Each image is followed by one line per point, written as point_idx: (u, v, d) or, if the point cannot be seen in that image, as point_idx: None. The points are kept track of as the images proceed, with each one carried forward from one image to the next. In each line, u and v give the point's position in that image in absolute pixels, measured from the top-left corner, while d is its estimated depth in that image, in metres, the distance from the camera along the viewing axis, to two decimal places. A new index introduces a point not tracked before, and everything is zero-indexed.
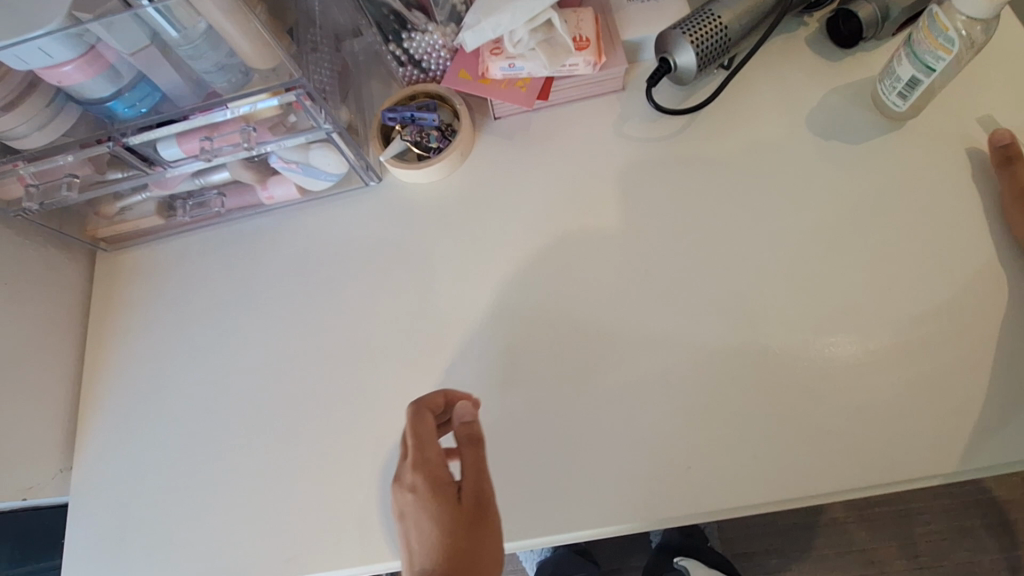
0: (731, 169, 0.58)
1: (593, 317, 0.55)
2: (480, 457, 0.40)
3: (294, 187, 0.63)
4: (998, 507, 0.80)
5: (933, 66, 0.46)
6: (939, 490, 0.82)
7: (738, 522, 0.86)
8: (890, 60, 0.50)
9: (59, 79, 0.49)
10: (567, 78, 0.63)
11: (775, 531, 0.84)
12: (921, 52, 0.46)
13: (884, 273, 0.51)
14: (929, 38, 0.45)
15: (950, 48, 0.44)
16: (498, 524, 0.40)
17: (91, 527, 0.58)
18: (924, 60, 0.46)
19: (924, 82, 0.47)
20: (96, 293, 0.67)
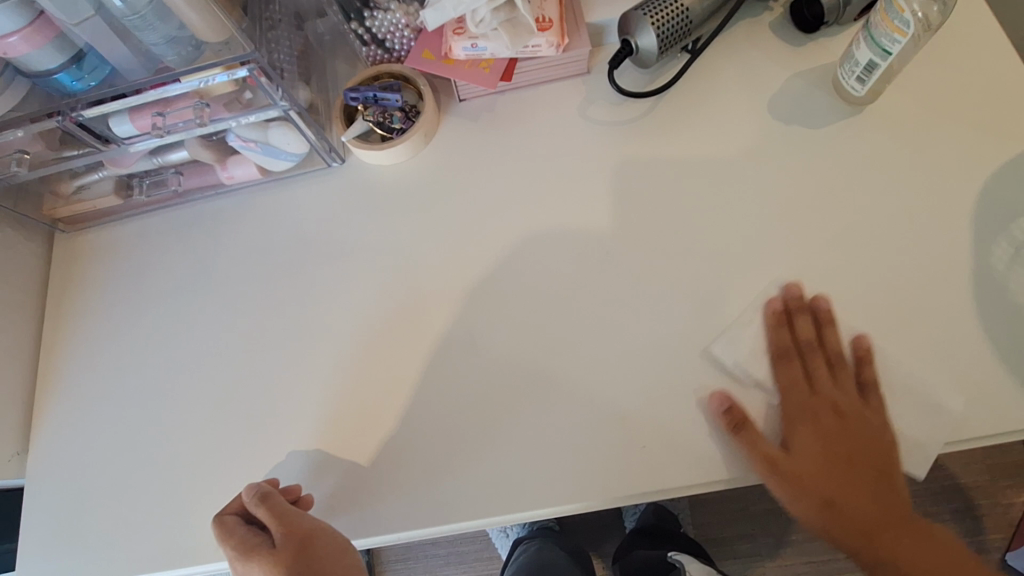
0: (697, 159, 0.64)
1: (556, 305, 0.61)
2: (270, 516, 0.53)
3: (254, 167, 0.65)
4: (965, 494, 0.97)
5: (889, 50, 0.55)
6: (911, 481, 0.99)
7: (711, 510, 1.04)
8: (850, 47, 0.60)
9: (3, 51, 0.49)
10: (532, 60, 0.64)
11: (746, 517, 1.02)
12: (881, 36, 0.55)
13: (813, 255, 0.58)
14: (887, 21, 0.53)
15: (904, 30, 0.53)
16: (320, 548, 0.53)
17: (55, 498, 0.62)
18: (881, 43, 0.55)
19: (881, 64, 0.57)
20: (57, 274, 0.70)
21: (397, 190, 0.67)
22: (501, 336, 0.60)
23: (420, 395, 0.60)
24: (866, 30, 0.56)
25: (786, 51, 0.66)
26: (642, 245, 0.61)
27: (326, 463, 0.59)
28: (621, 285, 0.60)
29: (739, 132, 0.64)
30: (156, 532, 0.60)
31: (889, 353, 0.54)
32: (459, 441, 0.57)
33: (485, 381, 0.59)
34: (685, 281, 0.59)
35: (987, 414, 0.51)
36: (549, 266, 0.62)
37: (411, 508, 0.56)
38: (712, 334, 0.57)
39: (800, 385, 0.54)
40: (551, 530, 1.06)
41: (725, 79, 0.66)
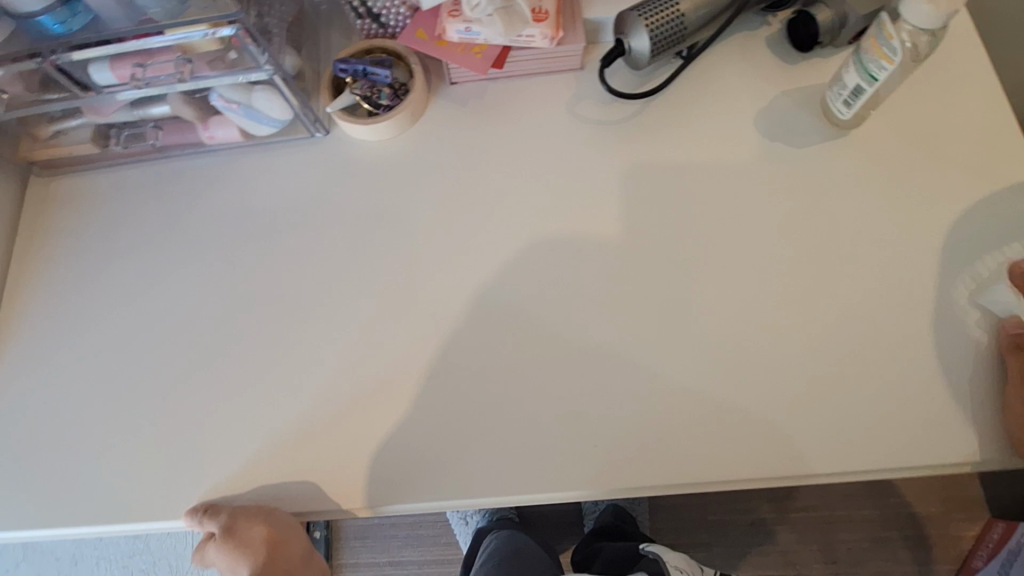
0: (678, 166, 0.64)
1: (525, 297, 0.61)
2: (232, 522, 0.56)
3: (236, 130, 0.64)
4: (918, 523, 0.99)
5: (875, 76, 0.56)
6: (866, 506, 1.01)
7: (671, 517, 1.05)
8: (840, 70, 0.60)
9: None
10: (525, 50, 0.64)
11: (704, 526, 1.04)
12: (869, 62, 0.55)
13: (780, 271, 0.59)
14: (877, 47, 0.54)
15: (892, 58, 0.53)
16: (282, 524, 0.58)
17: (7, 445, 0.62)
18: (869, 68, 0.55)
19: (868, 90, 0.57)
20: (28, 218, 0.69)
21: (380, 167, 0.67)
22: (467, 323, 0.61)
23: (381, 373, 0.60)
24: (856, 54, 0.57)
25: (778, 68, 0.66)
26: (617, 247, 0.62)
27: (281, 433, 0.59)
28: (591, 284, 0.61)
29: (724, 144, 0.64)
30: (102, 484, 0.60)
31: (847, 375, 0.55)
32: (416, 423, 0.58)
33: (448, 366, 0.59)
34: (655, 287, 0.60)
35: (928, 444, 0.53)
36: (522, 259, 0.62)
37: (362, 484, 0.57)
38: (675, 340, 0.58)
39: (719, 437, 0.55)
40: (511, 520, 1.08)
41: (717, 89, 0.66)
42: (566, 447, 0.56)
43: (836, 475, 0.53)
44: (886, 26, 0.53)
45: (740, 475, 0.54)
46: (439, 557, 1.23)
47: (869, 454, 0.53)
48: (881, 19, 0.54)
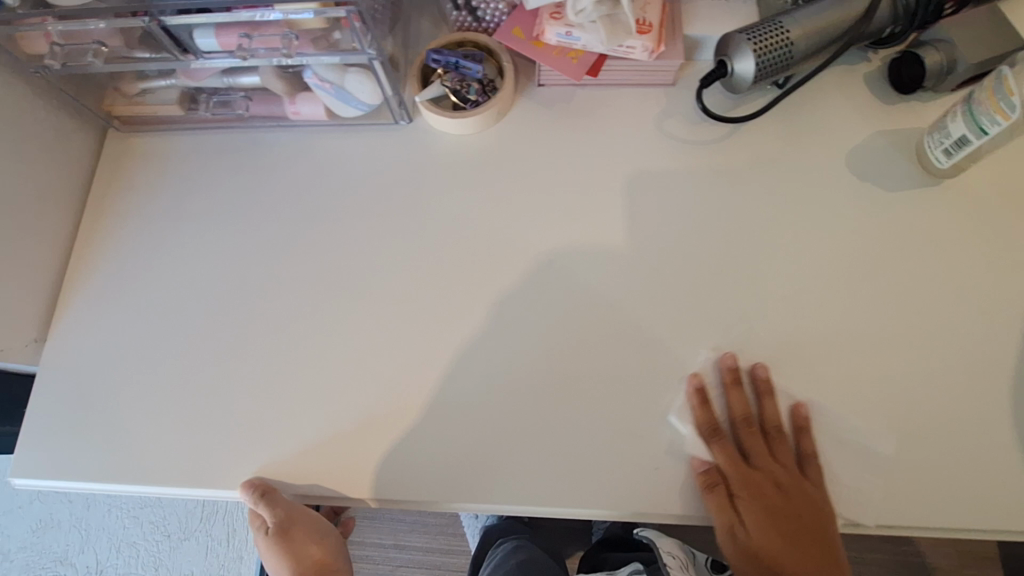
0: (762, 194, 0.63)
1: (593, 309, 0.60)
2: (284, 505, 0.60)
3: (322, 107, 0.64)
4: None
5: (985, 129, 0.54)
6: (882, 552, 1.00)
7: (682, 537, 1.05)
8: (944, 117, 0.59)
9: None
10: (621, 61, 0.63)
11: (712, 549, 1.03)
12: (982, 114, 0.53)
13: (856, 315, 0.58)
14: (993, 101, 0.52)
15: (1008, 114, 0.51)
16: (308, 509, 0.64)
17: (62, 394, 0.63)
18: (980, 120, 0.54)
19: (974, 142, 0.55)
20: (103, 170, 0.69)
21: (460, 161, 0.67)
22: (533, 329, 0.60)
23: (441, 369, 0.60)
24: (967, 104, 0.55)
25: (874, 107, 0.65)
26: (692, 270, 0.61)
27: (338, 416, 0.59)
28: (663, 304, 0.60)
29: (811, 179, 0.63)
30: (157, 444, 0.60)
31: (915, 429, 0.54)
32: (473, 423, 0.58)
33: (510, 371, 0.59)
34: (727, 316, 0.59)
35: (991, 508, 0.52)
36: (594, 271, 0.61)
37: (414, 478, 0.57)
38: (743, 373, 0.57)
39: (739, 462, 0.56)
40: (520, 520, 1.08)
41: (809, 123, 0.65)
42: (521, 448, 0.57)
43: (895, 528, 0.53)
44: (1009, 80, 0.51)
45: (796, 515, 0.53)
46: (443, 547, 1.24)
47: (931, 512, 0.52)
48: (1001, 71, 0.53)
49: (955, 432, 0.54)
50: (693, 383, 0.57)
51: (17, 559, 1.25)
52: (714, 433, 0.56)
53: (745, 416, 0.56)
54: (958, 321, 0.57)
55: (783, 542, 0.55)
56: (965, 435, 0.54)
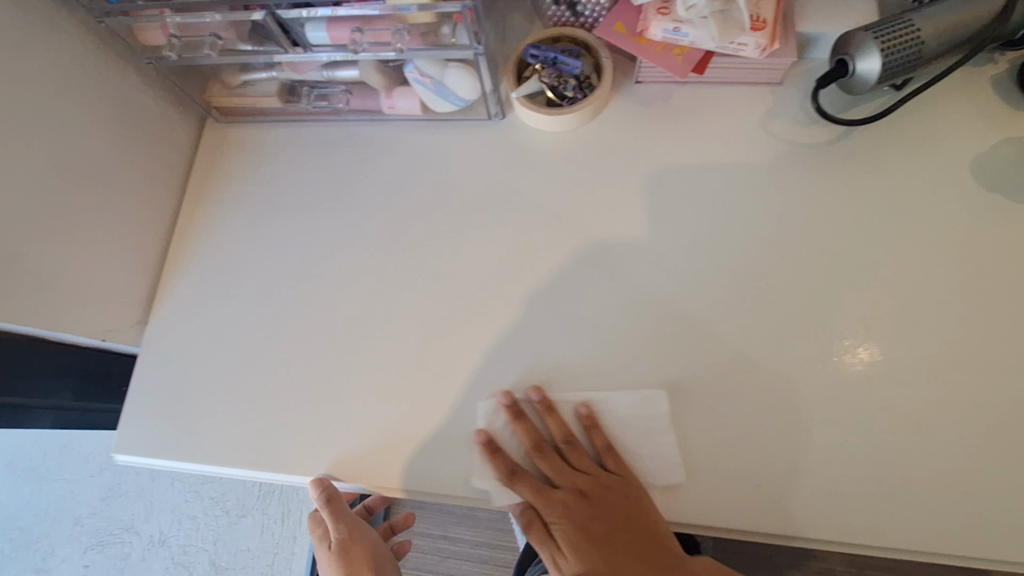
0: (873, 202, 0.59)
1: (688, 317, 0.58)
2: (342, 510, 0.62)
3: (418, 102, 0.64)
4: None
5: None
6: None
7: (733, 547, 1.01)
8: None
9: None
10: (728, 58, 0.60)
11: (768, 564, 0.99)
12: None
13: (977, 335, 0.54)
14: None
15: None
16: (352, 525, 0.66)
17: (158, 376, 0.64)
18: None
19: None
20: (200, 160, 0.71)
21: (550, 159, 0.65)
22: (625, 334, 0.59)
23: (529, 371, 0.59)
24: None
25: (1002, 113, 0.60)
26: (794, 281, 0.58)
27: (426, 413, 0.59)
28: (763, 315, 0.57)
29: (929, 187, 0.59)
30: (247, 430, 0.61)
31: None
32: (562, 427, 0.57)
33: (600, 377, 0.58)
34: (833, 330, 0.56)
35: None
36: (689, 278, 0.60)
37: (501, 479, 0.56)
38: (850, 391, 0.54)
39: (540, 489, 0.56)
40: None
41: (926, 127, 0.61)
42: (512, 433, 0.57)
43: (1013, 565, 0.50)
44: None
45: (904, 544, 0.51)
46: (489, 542, 1.24)
47: None
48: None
49: None
50: (501, 400, 0.57)
51: (88, 524, 1.31)
52: (514, 474, 0.56)
53: (564, 439, 0.57)
54: (928, 321, 0.55)
55: (616, 556, 0.55)
56: None
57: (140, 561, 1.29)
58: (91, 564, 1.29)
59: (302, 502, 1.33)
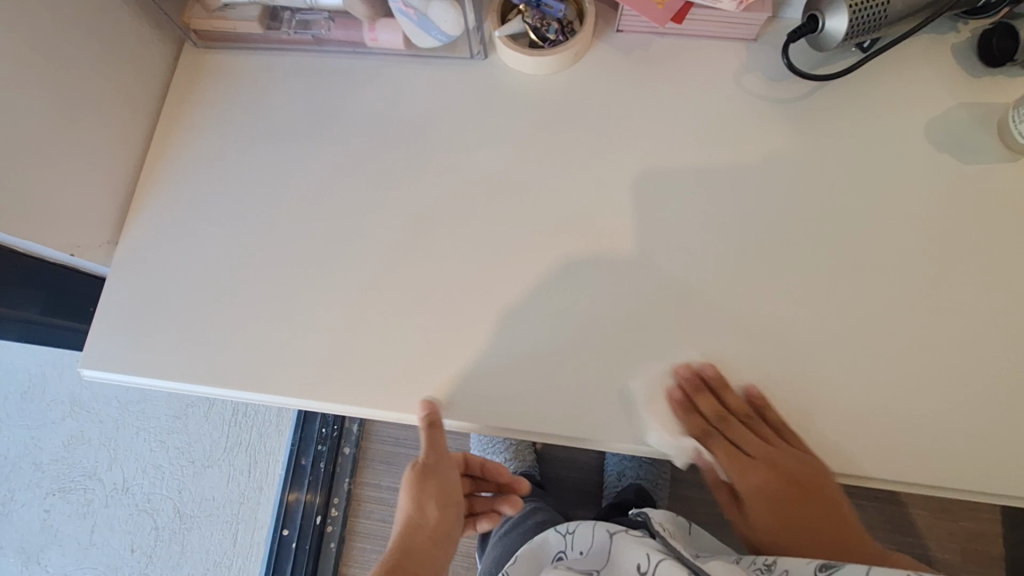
0: (832, 158, 0.63)
1: (651, 257, 0.62)
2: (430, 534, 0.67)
3: (401, 36, 0.66)
4: (932, 566, 1.05)
5: None
6: (883, 536, 1.07)
7: (686, 505, 1.14)
8: None
9: None
10: (706, 10, 0.63)
11: (718, 522, 1.12)
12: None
13: (912, 283, 0.59)
14: None
15: None
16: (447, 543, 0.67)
17: (126, 294, 0.64)
18: None
19: None
20: (175, 81, 0.70)
21: (530, 100, 0.67)
22: (593, 271, 0.62)
23: (502, 303, 0.61)
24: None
25: (959, 79, 0.63)
26: (754, 230, 0.62)
27: (397, 338, 0.61)
28: (721, 258, 0.61)
29: (884, 147, 0.63)
30: (222, 350, 0.62)
31: (961, 398, 0.56)
32: (529, 357, 0.59)
33: (567, 311, 0.60)
34: (783, 273, 0.60)
35: (1023, 475, 0.54)
36: (658, 222, 0.62)
37: (465, 401, 0.59)
38: (798, 332, 0.58)
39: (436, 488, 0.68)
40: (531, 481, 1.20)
41: (886, 87, 0.64)
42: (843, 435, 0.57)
43: (929, 488, 0.55)
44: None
45: (837, 469, 0.56)
46: None
47: (969, 478, 0.54)
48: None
49: (1001, 406, 0.56)
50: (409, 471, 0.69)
51: (49, 470, 1.25)
52: (705, 434, 0.59)
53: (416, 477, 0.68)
54: (897, 272, 0.59)
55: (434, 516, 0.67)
56: (1009, 409, 0.55)
57: (104, 507, 1.26)
58: (52, 509, 1.23)
59: (269, 455, 1.37)
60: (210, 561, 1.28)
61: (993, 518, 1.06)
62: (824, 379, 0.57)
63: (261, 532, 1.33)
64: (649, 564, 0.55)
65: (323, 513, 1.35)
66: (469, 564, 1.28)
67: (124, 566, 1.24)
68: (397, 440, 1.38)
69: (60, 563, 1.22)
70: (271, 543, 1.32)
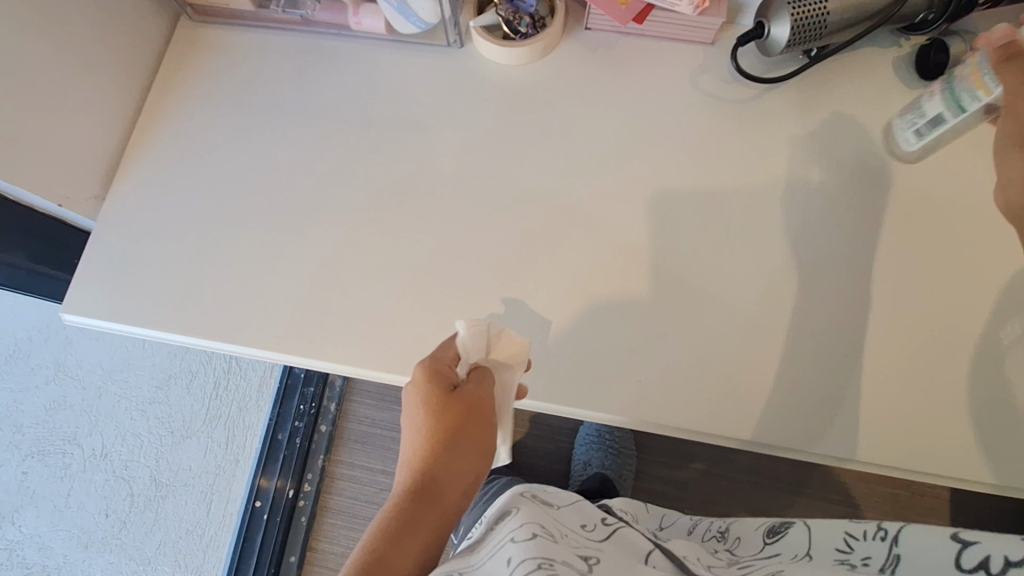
0: (775, 156, 0.68)
1: (602, 238, 0.66)
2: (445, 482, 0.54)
3: (382, 22, 0.71)
4: None
5: (962, 109, 0.61)
6: None
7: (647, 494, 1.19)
8: (916, 100, 0.65)
9: None
10: (665, 13, 0.68)
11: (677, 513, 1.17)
12: (963, 90, 0.59)
13: (841, 273, 0.64)
14: (977, 80, 0.58)
15: (990, 92, 0.58)
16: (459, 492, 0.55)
17: (110, 246, 0.68)
18: (961, 99, 0.60)
19: (948, 119, 0.62)
20: (170, 51, 0.75)
21: (501, 87, 0.72)
22: (548, 248, 0.66)
23: (462, 273, 0.66)
24: (945, 85, 0.61)
25: (896, 90, 0.69)
26: (699, 220, 0.66)
27: (364, 302, 0.66)
28: (668, 242, 0.66)
29: (825, 149, 0.68)
30: (198, 303, 0.66)
31: (878, 381, 0.61)
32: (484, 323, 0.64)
33: (521, 284, 0.65)
34: (723, 259, 0.65)
35: (925, 453, 0.59)
36: (611, 207, 0.67)
37: (422, 361, 0.63)
38: (733, 314, 0.63)
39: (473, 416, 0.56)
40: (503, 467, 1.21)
41: (829, 93, 0.69)
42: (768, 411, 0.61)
43: (840, 461, 0.60)
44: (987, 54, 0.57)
45: (759, 439, 0.61)
46: None
47: (876, 452, 0.59)
48: (981, 52, 0.58)
49: (912, 390, 0.60)
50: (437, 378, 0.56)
51: (29, 434, 1.26)
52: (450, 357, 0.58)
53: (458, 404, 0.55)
54: (828, 264, 0.64)
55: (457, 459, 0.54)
56: (918, 393, 0.60)
57: (81, 472, 1.28)
58: (29, 471, 1.25)
59: (247, 429, 1.41)
60: (183, 529, 1.31)
61: (940, 522, 1.10)
62: (753, 358, 0.62)
63: (233, 504, 1.36)
64: (614, 519, 0.62)
65: (295, 488, 1.38)
66: None
67: (98, 529, 1.27)
68: (374, 420, 1.42)
69: (34, 523, 1.23)
70: (243, 514, 1.36)
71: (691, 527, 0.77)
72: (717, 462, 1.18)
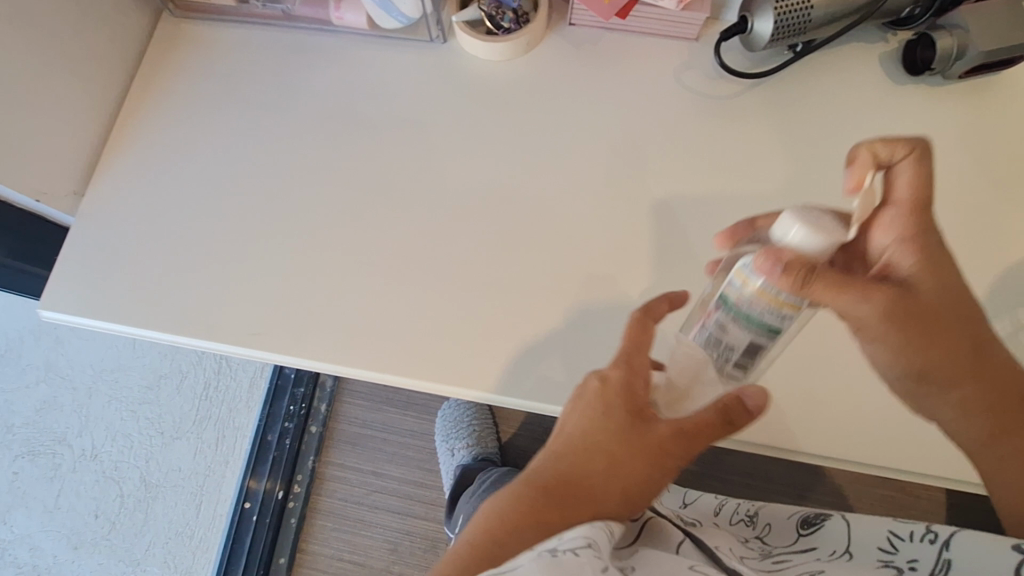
0: (761, 152, 0.67)
1: (586, 234, 0.66)
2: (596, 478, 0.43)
3: (364, 18, 0.70)
4: None
5: (774, 328, 0.46)
6: None
7: None
8: (704, 329, 0.49)
9: None
10: (649, 7, 0.67)
11: None
12: (757, 314, 0.45)
13: None
14: (773, 304, 0.43)
15: (797, 305, 0.44)
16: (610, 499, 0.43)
17: (89, 243, 0.68)
18: (761, 321, 0.45)
19: (768, 339, 0.47)
20: (152, 47, 0.74)
21: (484, 82, 0.71)
22: (531, 244, 0.66)
23: (443, 269, 0.65)
24: (727, 313, 0.47)
25: (883, 85, 0.68)
26: (684, 216, 0.66)
27: (345, 298, 0.65)
28: (652, 238, 0.65)
29: (812, 145, 0.67)
30: (177, 299, 0.65)
31: (865, 378, 0.60)
32: (466, 320, 0.63)
33: (503, 280, 0.65)
34: (709, 255, 0.64)
35: (913, 452, 0.58)
36: (595, 202, 0.67)
37: (402, 357, 0.63)
38: None
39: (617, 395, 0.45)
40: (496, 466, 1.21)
41: (816, 88, 0.68)
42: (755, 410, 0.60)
43: (827, 460, 0.59)
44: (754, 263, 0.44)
45: (744, 437, 0.60)
46: (417, 480, 1.34)
47: (864, 451, 0.58)
48: (743, 258, 0.45)
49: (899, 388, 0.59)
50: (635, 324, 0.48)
51: (20, 432, 1.29)
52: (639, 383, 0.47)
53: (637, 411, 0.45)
54: None
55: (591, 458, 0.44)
56: None
57: (70, 473, 1.28)
58: (21, 471, 1.27)
59: (237, 430, 1.39)
60: (171, 530, 1.29)
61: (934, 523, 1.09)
62: None
63: (222, 505, 1.34)
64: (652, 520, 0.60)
65: (285, 490, 1.36)
66: (427, 545, 1.29)
67: (86, 530, 1.26)
68: (365, 422, 1.40)
69: (25, 523, 1.25)
70: (233, 515, 1.33)
71: (717, 509, 0.78)
72: (710, 462, 1.17)
